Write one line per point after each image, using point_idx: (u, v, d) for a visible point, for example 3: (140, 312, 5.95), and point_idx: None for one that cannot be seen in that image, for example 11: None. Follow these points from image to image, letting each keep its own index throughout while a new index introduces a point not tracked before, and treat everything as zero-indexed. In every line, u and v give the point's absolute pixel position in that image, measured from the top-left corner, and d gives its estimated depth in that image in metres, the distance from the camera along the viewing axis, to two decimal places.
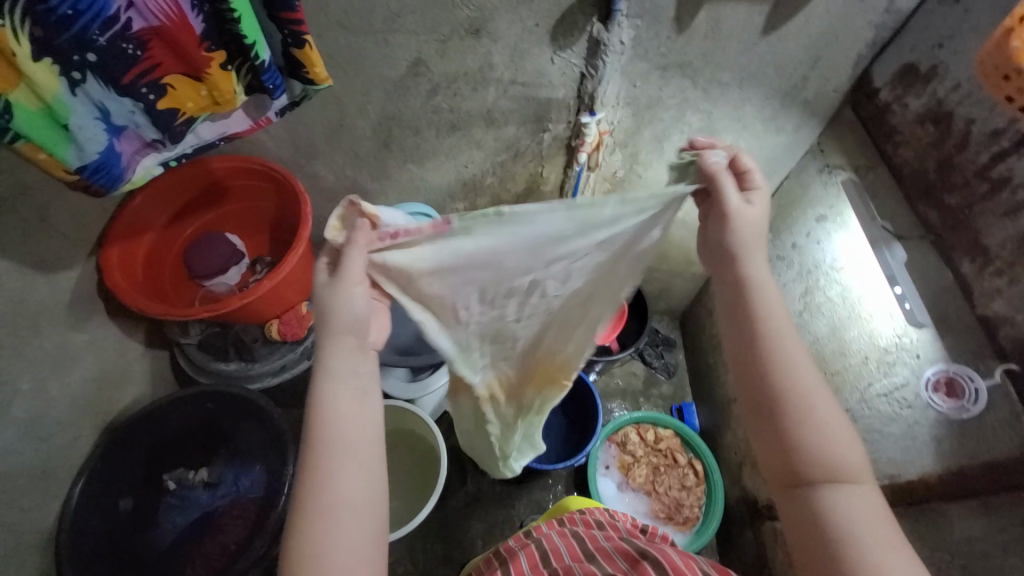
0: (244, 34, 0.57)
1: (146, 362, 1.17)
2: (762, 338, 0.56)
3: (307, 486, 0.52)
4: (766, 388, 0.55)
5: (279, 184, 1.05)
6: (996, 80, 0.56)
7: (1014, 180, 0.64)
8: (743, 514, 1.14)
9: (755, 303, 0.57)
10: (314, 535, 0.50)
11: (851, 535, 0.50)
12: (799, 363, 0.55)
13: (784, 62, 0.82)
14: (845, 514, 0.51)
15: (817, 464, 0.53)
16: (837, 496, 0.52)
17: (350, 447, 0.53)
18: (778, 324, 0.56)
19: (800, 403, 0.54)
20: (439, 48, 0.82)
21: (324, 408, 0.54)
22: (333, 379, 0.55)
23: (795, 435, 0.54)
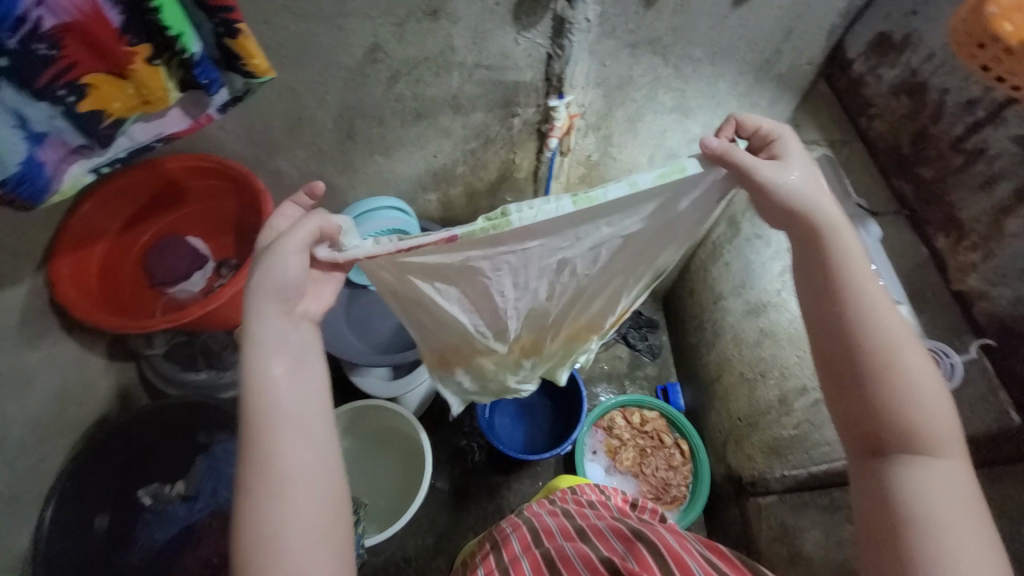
0: (167, 25, 0.54)
1: (111, 375, 1.13)
2: (840, 294, 0.50)
3: (249, 463, 0.48)
4: (840, 345, 0.50)
5: (240, 183, 1.00)
6: (970, 50, 0.53)
7: (989, 152, 0.64)
8: (729, 491, 1.15)
9: (834, 257, 0.50)
10: (262, 515, 0.46)
11: (934, 513, 0.44)
12: (887, 323, 0.49)
13: (755, 35, 0.79)
14: (921, 483, 0.45)
15: (904, 433, 0.47)
16: (916, 467, 0.46)
17: (296, 414, 0.50)
18: (864, 279, 0.50)
19: (884, 366, 0.48)
20: (396, 31, 0.77)
21: (254, 379, 0.50)
22: (261, 348, 0.50)
23: (880, 398, 0.48)
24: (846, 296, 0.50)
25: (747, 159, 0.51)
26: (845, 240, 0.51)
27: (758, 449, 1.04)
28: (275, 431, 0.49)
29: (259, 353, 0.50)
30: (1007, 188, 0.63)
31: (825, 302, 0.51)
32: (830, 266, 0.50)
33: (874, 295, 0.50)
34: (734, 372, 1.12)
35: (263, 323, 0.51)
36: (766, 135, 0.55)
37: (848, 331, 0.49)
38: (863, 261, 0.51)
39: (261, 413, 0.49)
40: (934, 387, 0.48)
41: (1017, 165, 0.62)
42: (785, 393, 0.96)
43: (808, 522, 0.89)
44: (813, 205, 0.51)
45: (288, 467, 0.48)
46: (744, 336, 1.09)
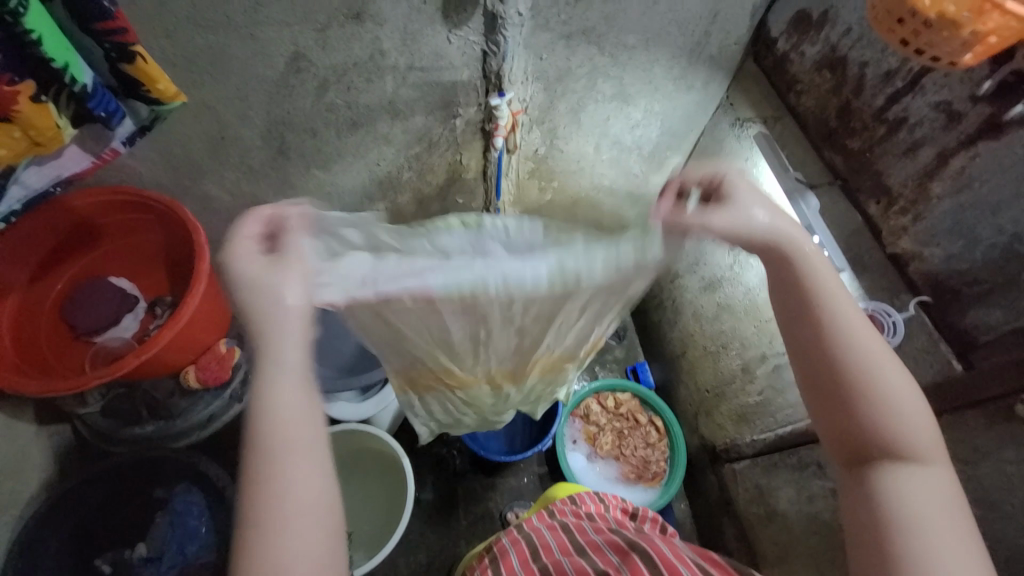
0: (51, 57, 0.47)
1: (44, 441, 1.01)
2: (815, 309, 0.51)
3: (250, 495, 0.44)
4: (821, 357, 0.51)
5: (163, 214, 0.91)
6: (889, 25, 0.56)
7: (911, 120, 0.69)
8: (705, 460, 1.20)
9: (806, 276, 0.52)
10: (259, 558, 0.41)
11: (916, 515, 0.45)
12: (863, 334, 0.50)
13: (685, 19, 0.80)
14: (906, 484, 0.47)
15: (883, 437, 0.48)
16: (901, 467, 0.48)
17: (297, 452, 0.45)
18: (835, 290, 0.52)
19: (865, 376, 0.49)
20: (318, 38, 0.72)
21: (262, 403, 0.45)
22: (272, 371, 0.46)
23: (861, 406, 0.49)
24: (822, 313, 0.51)
25: (692, 218, 0.57)
26: (812, 261, 0.53)
27: (727, 417, 1.08)
28: (269, 478, 0.44)
29: (258, 389, 0.46)
30: (930, 152, 0.68)
31: (801, 313, 0.52)
32: (805, 290, 0.52)
33: (846, 304, 0.51)
34: (698, 346, 1.16)
35: (264, 358, 0.46)
36: (710, 182, 0.58)
37: (824, 341, 0.50)
38: (831, 275, 0.53)
39: (265, 440, 0.45)
40: (914, 392, 0.49)
41: (938, 131, 0.66)
42: (747, 362, 1.01)
43: (781, 481, 0.94)
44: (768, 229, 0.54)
45: (285, 521, 0.43)
46: (703, 311, 1.12)
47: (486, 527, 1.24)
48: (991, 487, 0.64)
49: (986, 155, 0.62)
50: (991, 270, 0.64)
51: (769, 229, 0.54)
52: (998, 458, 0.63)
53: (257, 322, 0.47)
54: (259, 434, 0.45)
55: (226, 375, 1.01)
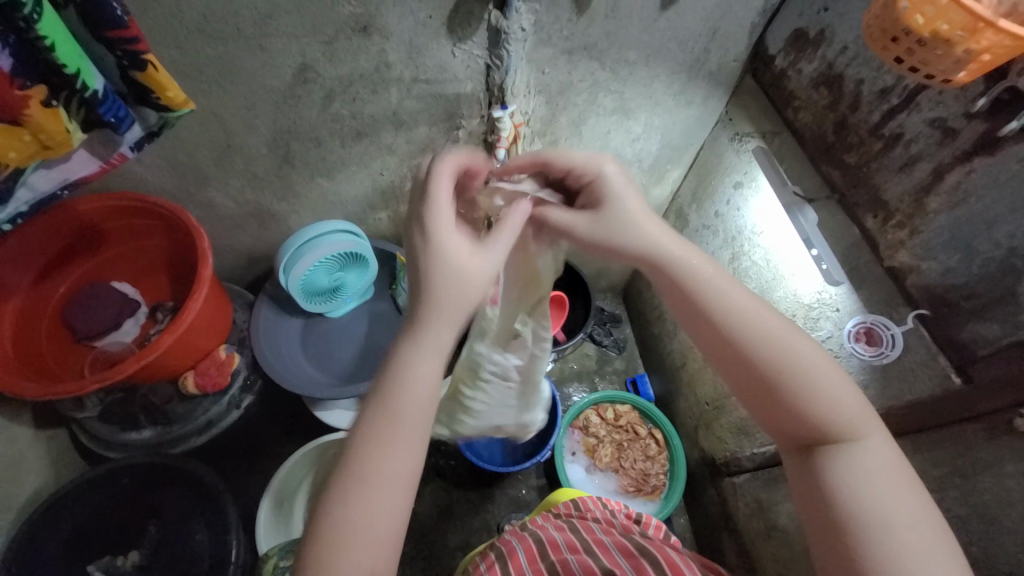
0: (64, 63, 0.48)
1: (41, 445, 1.01)
2: (708, 316, 0.53)
3: (363, 448, 0.46)
4: (736, 362, 0.52)
5: (167, 220, 0.92)
6: (884, 44, 0.58)
7: (906, 136, 0.70)
8: (704, 473, 1.19)
9: (687, 281, 0.53)
10: (343, 509, 0.44)
11: (859, 497, 0.47)
12: (762, 325, 0.51)
13: (684, 36, 0.82)
14: (849, 468, 0.48)
15: (814, 423, 0.50)
16: (842, 451, 0.49)
17: (415, 421, 0.47)
18: (724, 288, 0.53)
19: (780, 371, 0.50)
20: (325, 50, 0.74)
21: (402, 365, 0.48)
22: (416, 342, 0.49)
23: (789, 401, 0.50)
24: (719, 319, 0.52)
25: (552, 218, 0.59)
26: (688, 263, 0.54)
27: (727, 430, 1.08)
28: (386, 431, 0.46)
29: (408, 343, 0.49)
30: (926, 168, 0.68)
31: (701, 322, 0.53)
32: (693, 299, 0.53)
33: (732, 301, 0.52)
34: (697, 358, 1.16)
35: (423, 318, 0.50)
36: (572, 170, 0.59)
37: (730, 342, 0.52)
38: (716, 271, 0.54)
39: (387, 405, 0.47)
40: (831, 374, 0.50)
41: (933, 146, 0.67)
42: None
43: (781, 495, 0.93)
44: (648, 232, 0.55)
45: (378, 478, 0.45)
46: None
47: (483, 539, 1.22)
48: (988, 501, 0.63)
49: (980, 171, 0.63)
50: (987, 284, 0.65)
51: (635, 229, 0.55)
52: (998, 472, 0.63)
53: (434, 287, 0.50)
54: (389, 385, 0.48)
55: (224, 381, 1.01)
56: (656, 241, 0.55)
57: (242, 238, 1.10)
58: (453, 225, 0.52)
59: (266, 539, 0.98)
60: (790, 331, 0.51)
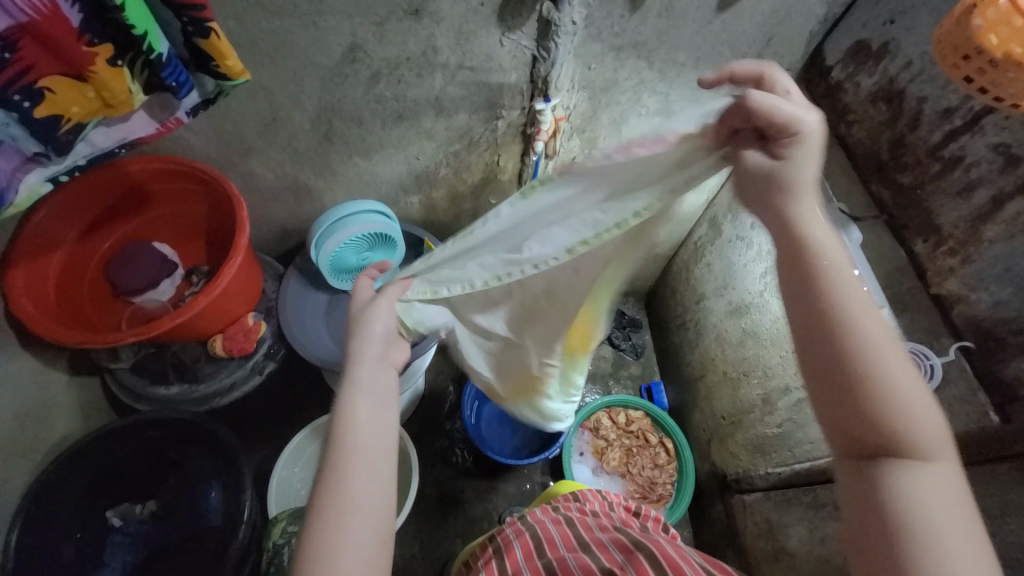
0: (132, 24, 0.50)
1: (72, 390, 1.06)
2: (825, 299, 0.48)
3: (325, 485, 0.53)
4: (837, 355, 0.47)
5: (210, 187, 0.95)
6: (955, 62, 0.54)
7: (967, 160, 0.66)
8: (713, 488, 1.17)
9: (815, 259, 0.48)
10: (320, 538, 0.50)
11: (921, 522, 0.44)
12: (867, 326, 0.47)
13: (738, 39, 0.81)
14: (918, 492, 0.45)
15: (889, 440, 0.46)
16: (913, 474, 0.46)
17: (373, 447, 0.55)
18: (839, 280, 0.48)
19: (876, 374, 0.46)
20: (376, 31, 0.75)
21: (343, 413, 0.57)
22: (353, 388, 0.58)
23: (876, 409, 0.46)
24: (833, 305, 0.47)
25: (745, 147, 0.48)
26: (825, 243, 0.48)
27: (742, 447, 1.06)
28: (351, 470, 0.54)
29: (345, 396, 0.58)
30: (985, 195, 0.65)
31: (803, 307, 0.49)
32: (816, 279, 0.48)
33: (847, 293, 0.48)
34: (718, 371, 1.14)
35: (352, 370, 0.59)
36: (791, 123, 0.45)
37: (836, 334, 0.47)
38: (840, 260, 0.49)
39: (340, 444, 0.55)
40: (922, 394, 0.47)
41: (995, 173, 0.64)
42: (768, 393, 0.98)
43: (792, 518, 0.91)
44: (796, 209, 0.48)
45: (356, 503, 0.52)
46: (727, 337, 1.10)
47: (484, 529, 1.23)
48: (1013, 544, 0.60)
49: None
50: None
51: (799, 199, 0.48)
52: None
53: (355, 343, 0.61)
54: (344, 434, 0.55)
55: (250, 347, 1.04)
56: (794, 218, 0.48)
57: (278, 211, 1.12)
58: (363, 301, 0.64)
59: (277, 503, 1.02)
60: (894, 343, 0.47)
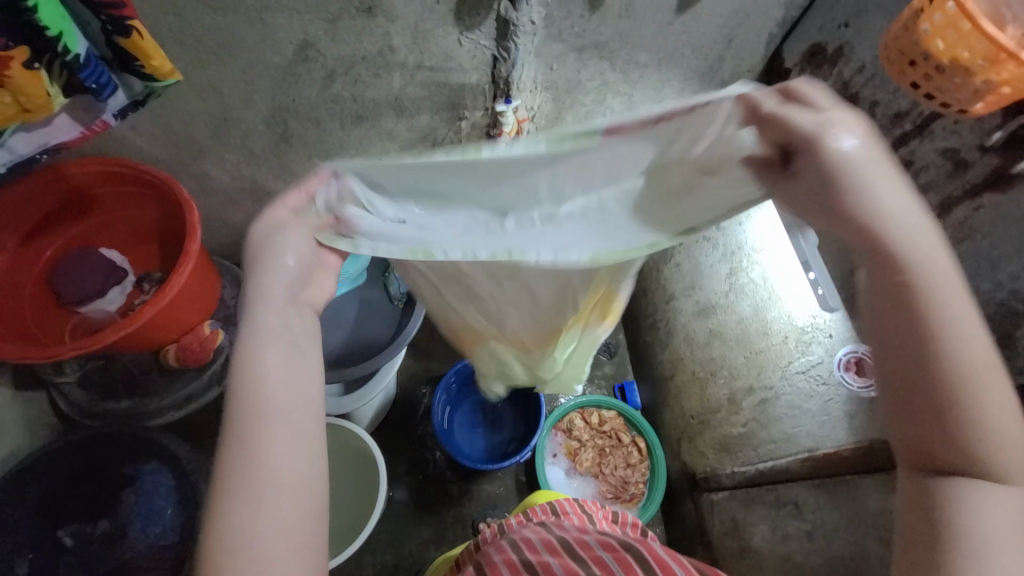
0: (46, 25, 0.47)
1: (18, 406, 1.00)
2: (917, 303, 0.44)
3: (231, 454, 0.45)
4: (925, 363, 0.43)
5: (160, 191, 0.90)
6: (901, 66, 0.55)
7: (916, 164, 0.68)
8: (684, 486, 1.17)
9: (912, 263, 0.43)
10: (230, 508, 0.43)
11: (980, 539, 0.43)
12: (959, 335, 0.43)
13: (699, 42, 0.81)
14: (983, 511, 0.43)
15: (969, 458, 0.43)
16: (983, 494, 0.43)
17: (285, 417, 0.47)
18: (949, 287, 0.44)
19: (960, 387, 0.43)
20: (328, 28, 0.72)
21: (248, 363, 0.47)
22: (259, 333, 0.48)
23: (959, 420, 0.43)
24: (928, 309, 0.43)
25: (808, 124, 0.42)
26: (920, 246, 0.44)
27: (709, 445, 1.06)
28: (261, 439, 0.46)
29: (245, 348, 0.48)
30: (936, 198, 0.67)
31: (887, 296, 0.45)
32: (908, 284, 0.44)
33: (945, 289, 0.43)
34: (686, 371, 1.13)
35: (256, 313, 0.48)
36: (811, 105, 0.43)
37: (928, 335, 0.43)
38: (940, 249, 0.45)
39: (249, 403, 0.46)
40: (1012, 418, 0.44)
41: (943, 178, 0.65)
42: (733, 393, 1.00)
43: (758, 517, 0.94)
44: (896, 213, 0.43)
45: (270, 483, 0.45)
46: (694, 337, 1.10)
47: (458, 534, 1.22)
48: None
49: (989, 208, 0.61)
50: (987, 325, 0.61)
51: (862, 167, 0.42)
52: None
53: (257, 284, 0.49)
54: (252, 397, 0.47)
55: (206, 357, 1.00)
56: (893, 215, 0.43)
57: (236, 214, 1.08)
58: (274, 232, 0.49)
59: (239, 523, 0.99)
60: (997, 361, 0.43)
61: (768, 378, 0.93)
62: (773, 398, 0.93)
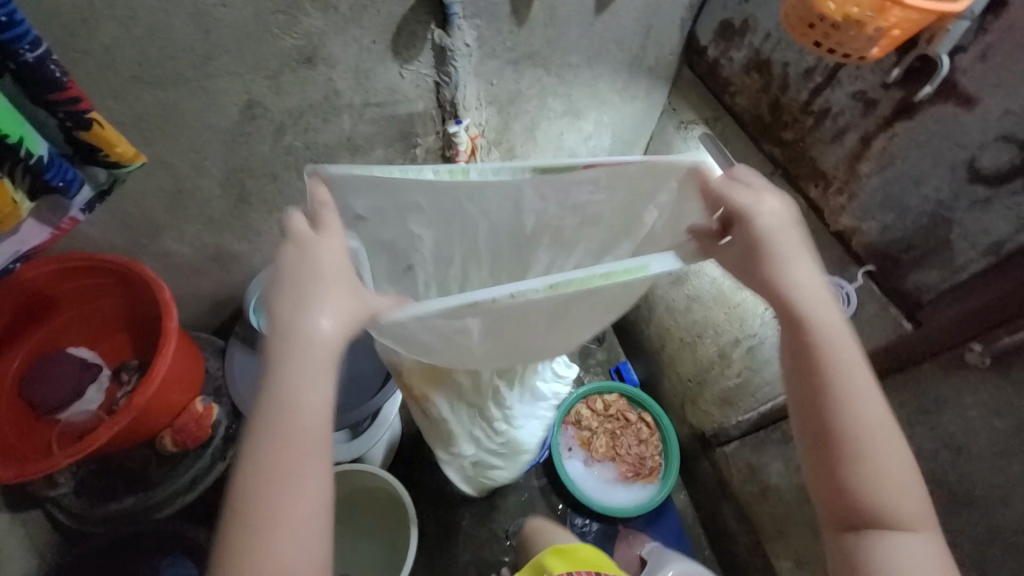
0: (5, 133, 0.47)
1: (16, 532, 0.94)
2: (812, 353, 0.51)
3: (236, 531, 0.43)
4: (824, 413, 0.50)
5: (124, 278, 0.87)
6: (802, 30, 0.62)
7: (833, 110, 0.73)
8: (696, 447, 1.23)
9: (810, 324, 0.51)
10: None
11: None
12: (869, 403, 0.50)
13: (621, 35, 0.87)
14: (895, 557, 0.49)
15: (863, 509, 0.49)
16: (894, 541, 0.49)
17: (293, 500, 0.44)
18: (839, 345, 0.51)
19: (853, 430, 0.49)
20: (271, 85, 0.74)
21: (268, 439, 0.44)
22: (275, 408, 0.45)
23: (852, 464, 0.49)
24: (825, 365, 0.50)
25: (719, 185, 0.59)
26: (823, 309, 0.51)
27: (711, 403, 1.13)
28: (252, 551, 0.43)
29: (262, 420, 0.45)
30: (855, 137, 0.71)
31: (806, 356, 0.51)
32: (810, 346, 0.51)
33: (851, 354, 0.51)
34: (675, 339, 1.20)
35: (279, 372, 0.45)
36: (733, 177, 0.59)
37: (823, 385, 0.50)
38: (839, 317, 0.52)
39: (255, 480, 0.44)
40: (904, 460, 0.50)
41: (858, 117, 0.70)
42: (722, 348, 1.06)
43: (770, 456, 1.00)
44: (798, 284, 0.52)
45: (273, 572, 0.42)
46: (675, 305, 1.17)
47: (493, 550, 1.22)
48: (957, 432, 0.69)
49: (903, 135, 0.66)
50: (922, 235, 0.67)
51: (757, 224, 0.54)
52: (959, 404, 0.69)
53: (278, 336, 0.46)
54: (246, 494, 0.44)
55: (204, 434, 0.97)
56: (795, 282, 0.52)
57: (204, 284, 1.06)
58: (332, 240, 0.52)
59: None
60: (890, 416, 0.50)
61: (750, 326, 0.98)
62: (758, 344, 0.97)
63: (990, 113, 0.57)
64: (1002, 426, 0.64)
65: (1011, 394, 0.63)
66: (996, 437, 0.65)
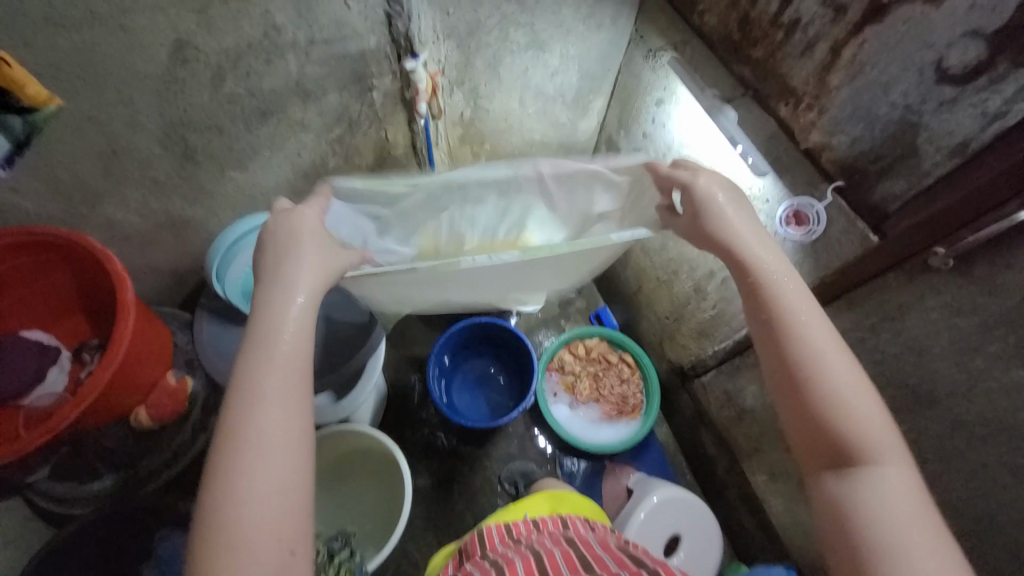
0: None
1: None
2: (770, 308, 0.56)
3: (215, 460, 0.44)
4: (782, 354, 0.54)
5: (69, 252, 0.81)
6: None
7: (804, 20, 0.71)
8: (676, 380, 1.27)
9: (767, 288, 0.57)
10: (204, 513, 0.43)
11: (884, 513, 0.48)
12: (814, 323, 0.55)
13: None
14: (879, 492, 0.49)
15: (844, 445, 0.51)
16: (876, 474, 0.50)
17: (268, 445, 0.45)
18: (798, 303, 0.56)
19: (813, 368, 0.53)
20: (200, 20, 0.66)
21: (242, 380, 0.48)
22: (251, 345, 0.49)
23: (815, 398, 0.52)
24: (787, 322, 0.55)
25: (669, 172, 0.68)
26: (778, 276, 0.58)
27: (689, 336, 1.16)
28: (274, 448, 0.45)
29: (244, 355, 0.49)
30: (824, 48, 0.69)
31: (746, 285, 0.59)
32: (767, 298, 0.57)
33: (791, 286, 0.57)
34: (651, 278, 1.20)
35: (258, 312, 0.51)
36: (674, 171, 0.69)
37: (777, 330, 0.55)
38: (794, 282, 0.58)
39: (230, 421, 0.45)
40: (867, 393, 0.52)
41: (827, 26, 0.68)
42: (698, 282, 1.07)
43: (745, 381, 1.05)
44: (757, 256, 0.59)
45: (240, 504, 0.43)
46: (649, 245, 1.16)
47: (487, 496, 1.26)
48: (918, 335, 0.73)
49: (872, 39, 0.64)
50: (889, 145, 0.68)
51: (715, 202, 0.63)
52: (922, 308, 0.72)
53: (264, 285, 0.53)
54: (272, 392, 0.47)
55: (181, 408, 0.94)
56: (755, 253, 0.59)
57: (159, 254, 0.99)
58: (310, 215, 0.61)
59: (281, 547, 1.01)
60: (841, 351, 0.54)
61: None
62: None
63: (958, 7, 0.56)
64: (965, 324, 0.68)
65: (971, 292, 0.66)
66: (955, 337, 0.69)
